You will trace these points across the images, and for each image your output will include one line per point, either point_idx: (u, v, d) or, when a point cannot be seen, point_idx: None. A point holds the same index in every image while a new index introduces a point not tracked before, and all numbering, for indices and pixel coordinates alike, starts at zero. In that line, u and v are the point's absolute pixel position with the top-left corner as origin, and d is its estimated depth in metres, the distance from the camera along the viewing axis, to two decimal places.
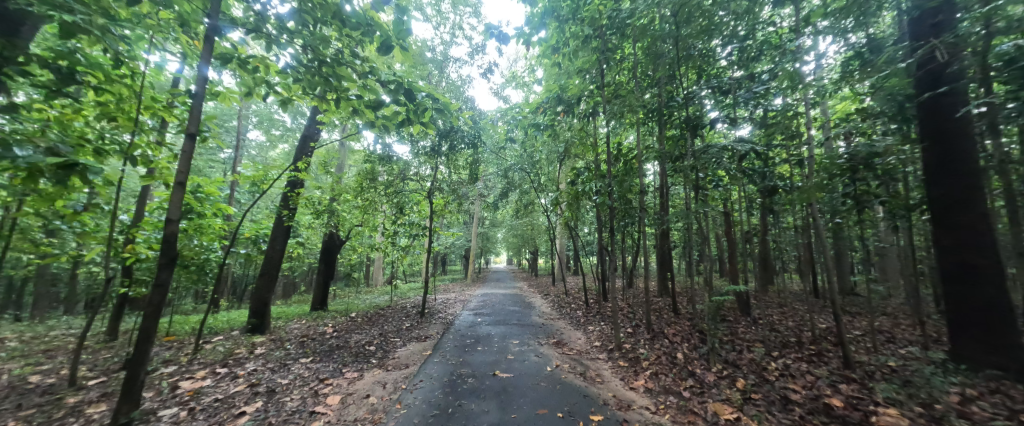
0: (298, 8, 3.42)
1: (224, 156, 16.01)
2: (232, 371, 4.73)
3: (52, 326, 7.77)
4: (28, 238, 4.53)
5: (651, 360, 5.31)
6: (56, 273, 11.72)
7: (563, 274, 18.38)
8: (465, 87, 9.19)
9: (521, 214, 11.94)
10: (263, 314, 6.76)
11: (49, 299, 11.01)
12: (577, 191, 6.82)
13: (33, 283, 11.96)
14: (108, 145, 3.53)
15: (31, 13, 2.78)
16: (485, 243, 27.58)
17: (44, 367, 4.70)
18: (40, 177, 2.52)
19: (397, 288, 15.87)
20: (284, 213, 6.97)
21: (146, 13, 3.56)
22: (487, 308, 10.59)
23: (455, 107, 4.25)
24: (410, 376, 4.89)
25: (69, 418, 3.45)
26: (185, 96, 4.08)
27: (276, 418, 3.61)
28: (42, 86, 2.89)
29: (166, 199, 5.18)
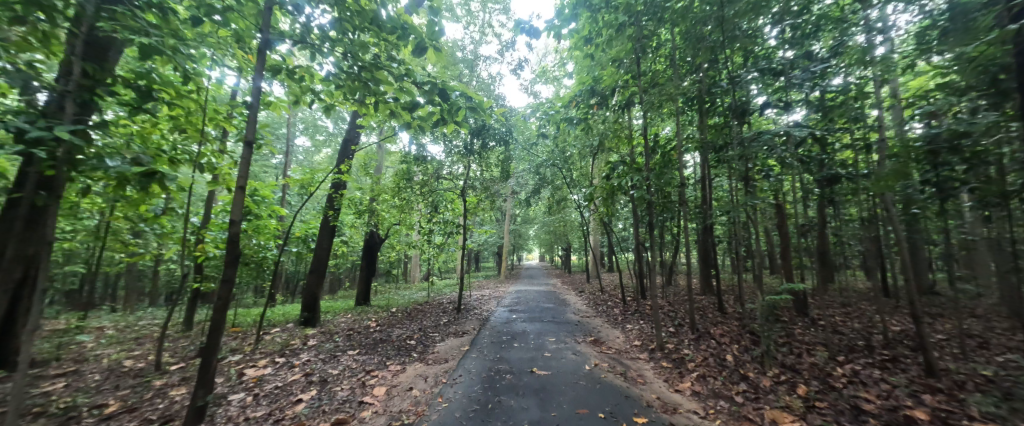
0: (339, 17, 3.61)
1: (276, 162, 17.26)
2: (289, 361, 5.09)
3: (140, 316, 8.80)
4: (119, 238, 5.14)
5: (698, 363, 5.06)
6: (142, 271, 13.26)
7: (598, 271, 18.03)
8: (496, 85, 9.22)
9: (553, 210, 11.84)
10: (314, 308, 7.21)
11: (136, 293, 12.47)
12: (612, 185, 6.61)
13: (124, 279, 13.62)
14: (181, 155, 3.91)
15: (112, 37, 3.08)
16: (517, 240, 27.65)
17: (135, 352, 5.33)
18: (127, 186, 2.83)
19: (435, 285, 16.38)
20: (329, 214, 7.38)
21: (208, 32, 3.88)
22: (521, 305, 10.63)
23: (488, 105, 4.23)
24: (450, 371, 5.01)
25: (157, 398, 3.91)
26: (242, 108, 4.43)
27: (329, 406, 3.84)
28: (128, 104, 3.25)
29: (228, 202, 5.66)
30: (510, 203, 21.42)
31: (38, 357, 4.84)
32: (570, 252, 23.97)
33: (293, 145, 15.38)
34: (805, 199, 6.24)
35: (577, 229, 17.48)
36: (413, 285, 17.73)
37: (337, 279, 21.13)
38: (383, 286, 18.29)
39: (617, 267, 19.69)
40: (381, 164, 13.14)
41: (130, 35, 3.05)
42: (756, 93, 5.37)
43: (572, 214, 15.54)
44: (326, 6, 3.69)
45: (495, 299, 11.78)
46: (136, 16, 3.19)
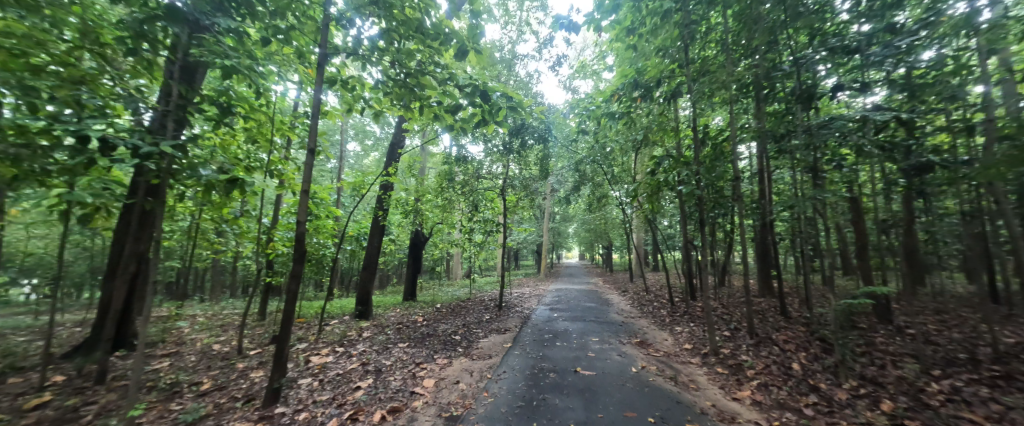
0: (386, 28, 3.83)
1: (330, 166, 18.56)
2: (347, 350, 5.51)
3: (222, 306, 9.95)
4: (206, 237, 5.84)
5: (758, 370, 4.71)
6: (223, 267, 14.96)
7: (642, 271, 17.36)
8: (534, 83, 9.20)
9: (594, 207, 11.58)
10: (367, 302, 7.70)
11: (218, 285, 14.07)
12: (657, 181, 6.18)
13: (208, 273, 15.44)
14: (255, 163, 4.37)
15: (202, 62, 3.53)
16: (556, 238, 27.46)
17: (222, 338, 6.06)
18: (216, 192, 3.25)
19: (476, 282, 16.77)
20: (379, 214, 7.84)
21: (275, 50, 4.30)
22: (563, 303, 10.54)
23: (528, 104, 4.25)
24: (494, 367, 5.12)
25: (241, 379, 4.42)
26: (303, 118, 4.85)
27: (384, 395, 4.10)
28: (214, 120, 3.70)
29: (293, 204, 6.22)
30: (549, 201, 21.31)
31: (148, 339, 5.68)
32: (612, 250, 23.34)
33: (345, 150, 16.52)
34: (886, 191, 5.53)
35: (618, 226, 17.00)
36: (455, 282, 18.30)
37: (385, 275, 22.34)
38: (427, 283, 19.03)
39: (662, 267, 18.83)
40: (423, 166, 13.66)
41: (216, 59, 3.48)
42: (825, 74, 4.85)
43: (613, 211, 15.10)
44: (375, 19, 3.94)
45: (536, 298, 11.78)
46: (218, 41, 3.62)
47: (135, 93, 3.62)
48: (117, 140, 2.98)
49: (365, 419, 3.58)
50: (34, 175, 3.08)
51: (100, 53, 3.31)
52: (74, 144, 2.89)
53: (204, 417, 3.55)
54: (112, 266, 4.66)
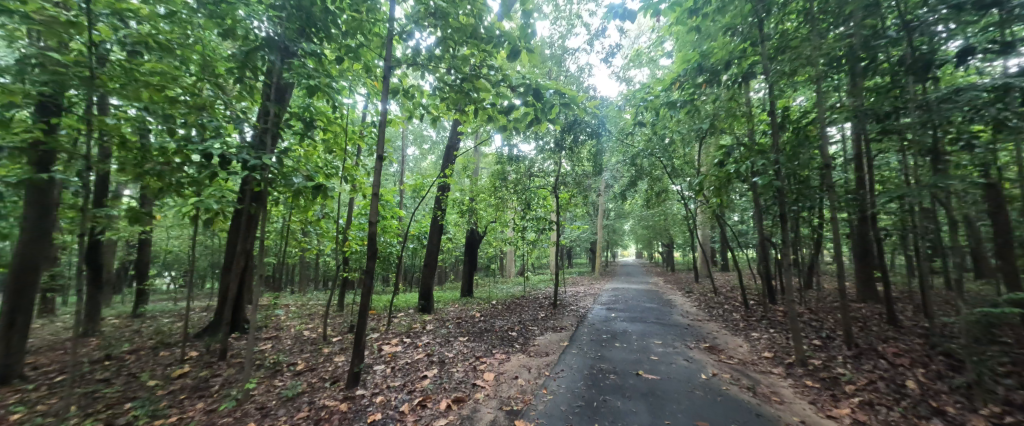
0: (443, 36, 4.06)
1: (393, 170, 19.88)
2: (414, 342, 5.93)
3: (307, 298, 11.27)
4: (294, 237, 6.67)
5: (860, 387, 4.08)
6: (307, 262, 16.89)
7: (709, 271, 16.02)
8: (585, 77, 8.96)
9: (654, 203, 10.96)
10: (429, 297, 8.17)
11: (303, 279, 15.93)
12: (727, 173, 5.70)
13: (295, 268, 17.55)
14: (333, 171, 4.89)
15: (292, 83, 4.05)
16: (612, 236, 26.52)
17: (310, 326, 6.89)
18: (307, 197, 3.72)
19: (530, 280, 16.86)
20: (437, 214, 8.27)
21: (347, 68, 4.77)
22: (621, 303, 10.14)
23: (582, 99, 4.15)
24: (551, 364, 5.13)
25: (328, 362, 5.01)
26: (370, 127, 5.31)
27: (448, 385, 4.35)
28: (300, 134, 4.23)
29: (363, 206, 6.83)
30: (604, 198, 20.66)
31: (255, 324, 6.67)
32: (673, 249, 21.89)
33: (406, 155, 17.72)
34: None
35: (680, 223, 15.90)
36: (509, 279, 18.58)
37: (444, 272, 23.40)
38: (483, 280, 19.57)
39: (732, 267, 17.24)
40: (477, 166, 14.10)
41: (302, 80, 3.97)
42: (946, 37, 4.02)
43: (674, 206, 14.15)
44: (432, 29, 4.20)
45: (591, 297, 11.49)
46: (304, 64, 4.12)
47: (241, 114, 4.27)
48: (233, 156, 3.56)
49: (433, 406, 3.83)
50: (174, 187, 3.80)
51: (216, 83, 3.96)
52: (201, 160, 3.50)
53: (301, 393, 4.09)
54: (227, 262, 5.55)
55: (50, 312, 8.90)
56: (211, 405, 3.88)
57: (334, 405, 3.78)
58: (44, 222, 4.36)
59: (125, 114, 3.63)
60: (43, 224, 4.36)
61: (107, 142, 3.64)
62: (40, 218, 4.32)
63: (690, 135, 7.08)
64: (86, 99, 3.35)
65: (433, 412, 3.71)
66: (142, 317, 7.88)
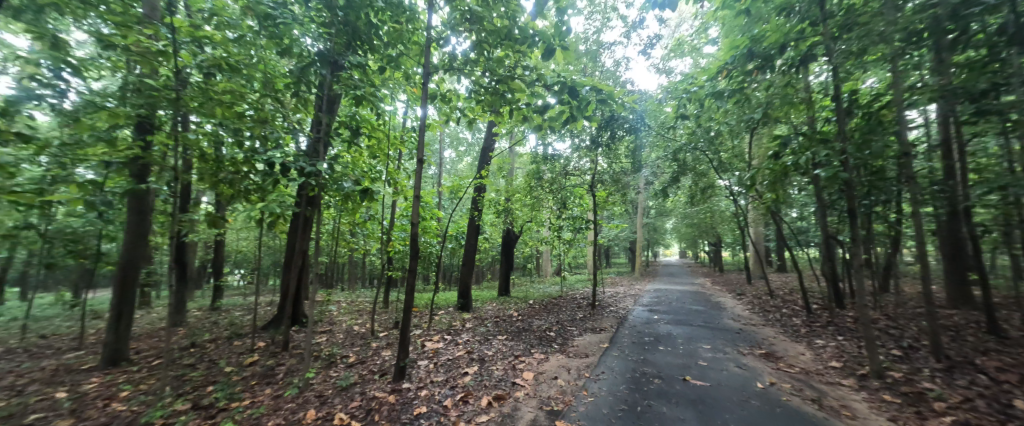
0: (478, 40, 4.15)
1: (432, 172, 20.53)
2: (454, 339, 6.11)
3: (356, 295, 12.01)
4: (343, 238, 7.13)
5: (953, 405, 3.57)
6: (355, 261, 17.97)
7: (763, 272, 14.88)
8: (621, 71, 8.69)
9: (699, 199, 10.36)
10: (468, 296, 8.35)
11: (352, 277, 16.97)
12: (783, 166, 5.17)
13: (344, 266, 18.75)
14: (377, 175, 5.16)
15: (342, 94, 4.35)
16: (654, 235, 25.52)
17: (359, 321, 7.34)
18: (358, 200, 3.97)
19: (567, 280, 16.69)
20: (475, 214, 8.44)
21: (389, 76, 5.02)
22: (664, 304, 9.71)
23: (620, 94, 4.03)
24: (592, 366, 5.04)
25: (376, 356, 5.30)
26: (411, 132, 5.54)
27: (489, 382, 4.43)
28: (348, 141, 4.52)
29: (406, 208, 7.15)
30: (644, 195, 19.93)
31: (312, 319, 7.22)
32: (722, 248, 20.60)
33: (444, 157, 18.26)
34: None
35: (729, 220, 14.91)
36: (546, 279, 18.49)
37: (481, 271, 23.78)
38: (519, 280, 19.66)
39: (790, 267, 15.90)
40: (512, 166, 14.21)
41: (351, 91, 4.25)
42: None
43: (722, 203, 13.30)
44: (467, 34, 4.30)
45: (632, 298, 11.12)
46: (351, 76, 4.40)
47: (297, 125, 4.65)
48: (291, 165, 3.89)
49: (474, 402, 3.93)
50: (243, 193, 4.22)
51: (276, 98, 4.36)
52: (265, 169, 3.87)
53: (353, 384, 4.37)
54: (288, 261, 6.07)
55: (147, 304, 10.25)
56: (277, 391, 4.27)
57: (383, 396, 4.00)
58: (142, 226, 5.03)
59: (203, 129, 4.10)
60: (142, 228, 5.04)
61: (189, 154, 4.13)
62: (139, 222, 4.99)
63: (740, 126, 6.61)
64: (173, 117, 3.83)
65: (475, 408, 3.80)
66: (219, 310, 8.84)
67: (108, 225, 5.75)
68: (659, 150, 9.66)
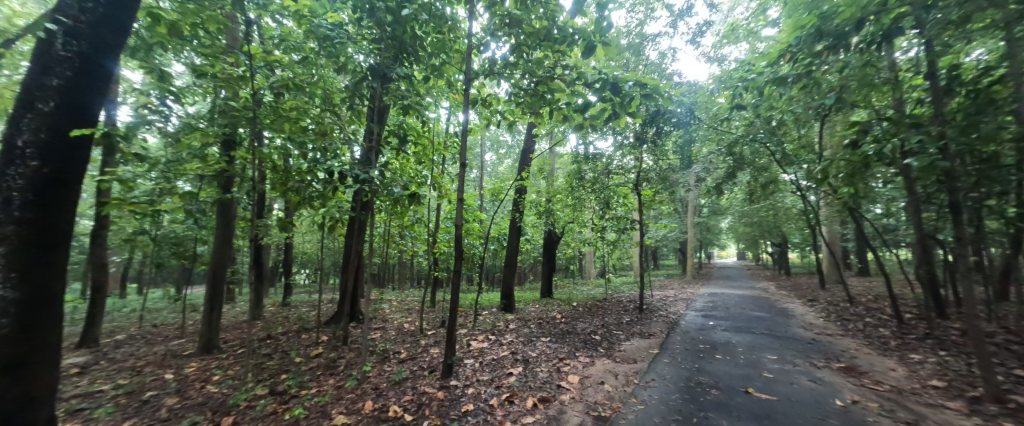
0: (518, 43, 4.19)
1: (474, 175, 21.02)
2: (498, 339, 6.19)
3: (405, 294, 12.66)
4: (394, 240, 7.55)
5: None
6: (404, 262, 18.97)
7: (840, 275, 13.28)
8: (667, 63, 8.26)
9: (759, 196, 9.51)
10: (511, 297, 8.41)
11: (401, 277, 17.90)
12: (862, 155, 4.57)
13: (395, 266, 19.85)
14: (423, 179, 5.40)
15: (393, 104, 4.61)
16: (707, 235, 23.93)
17: (409, 319, 7.72)
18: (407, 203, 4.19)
19: (612, 282, 16.20)
20: (516, 216, 8.51)
21: (433, 85, 5.23)
22: (721, 310, 9.04)
23: (666, 88, 3.84)
24: (641, 372, 4.84)
25: (425, 353, 5.55)
26: (453, 138, 5.72)
27: (533, 383, 4.44)
28: (396, 148, 4.79)
29: (450, 211, 7.40)
30: (695, 193, 18.74)
31: (367, 316, 7.74)
32: (787, 249, 18.76)
33: (485, 160, 18.60)
34: None
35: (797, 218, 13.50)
36: (590, 281, 18.05)
37: (524, 272, 23.84)
38: (563, 281, 19.41)
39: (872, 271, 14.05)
40: (553, 167, 14.12)
41: (399, 101, 4.50)
42: None
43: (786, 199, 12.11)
44: (507, 38, 4.36)
45: (683, 302, 10.49)
46: (399, 87, 4.65)
47: (351, 136, 5.03)
48: (348, 173, 4.22)
49: (519, 403, 3.96)
50: (307, 199, 4.65)
51: (334, 112, 4.75)
52: (326, 177, 4.23)
53: (405, 378, 4.61)
54: (346, 261, 6.56)
55: (232, 299, 11.63)
56: (339, 382, 4.63)
57: (432, 392, 4.17)
58: (228, 231, 5.73)
59: (274, 144, 4.58)
60: (228, 232, 5.74)
61: (263, 167, 4.64)
62: (225, 227, 5.69)
63: (807, 113, 5.97)
64: (250, 134, 4.34)
65: (520, 409, 3.83)
66: (289, 306, 9.78)
67: (202, 230, 6.63)
68: (711, 144, 9.03)
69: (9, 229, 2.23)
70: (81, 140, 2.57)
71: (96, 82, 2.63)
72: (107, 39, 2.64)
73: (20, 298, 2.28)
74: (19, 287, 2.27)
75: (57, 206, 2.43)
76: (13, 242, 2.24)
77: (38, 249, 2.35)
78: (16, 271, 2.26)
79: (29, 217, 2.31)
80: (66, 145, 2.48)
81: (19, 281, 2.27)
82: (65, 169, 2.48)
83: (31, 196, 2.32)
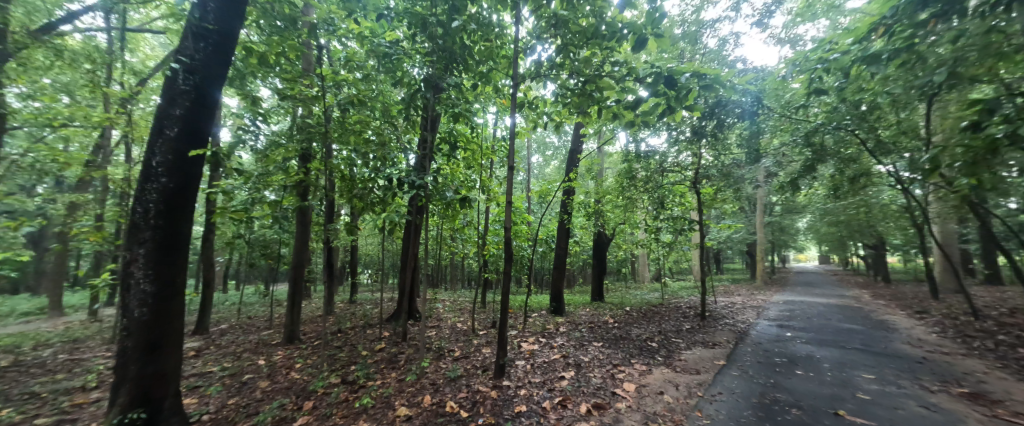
0: (565, 43, 4.12)
1: (520, 178, 21.20)
2: (549, 342, 6.15)
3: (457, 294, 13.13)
4: (446, 242, 7.86)
5: None
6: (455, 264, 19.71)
7: (959, 283, 11.13)
8: (728, 50, 7.62)
9: (846, 191, 8.33)
10: (561, 300, 8.31)
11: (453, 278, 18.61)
12: (989, 138, 3.77)
13: (447, 268, 20.68)
14: (473, 183, 5.56)
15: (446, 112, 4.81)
16: (781, 236, 21.55)
17: (462, 318, 7.99)
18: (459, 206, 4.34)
19: (669, 287, 15.26)
20: (564, 217, 8.40)
21: (482, 91, 5.36)
22: (801, 320, 8.04)
23: (729, 76, 3.53)
24: (705, 384, 4.49)
25: (477, 352, 5.69)
26: (501, 142, 5.82)
27: (587, 389, 4.33)
28: (447, 154, 4.98)
29: (498, 213, 7.55)
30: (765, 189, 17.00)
31: (424, 315, 8.16)
32: (884, 251, 16.19)
33: (531, 163, 18.65)
34: None
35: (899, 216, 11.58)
36: (644, 285, 17.17)
37: (573, 275, 23.46)
38: (614, 285, 18.72)
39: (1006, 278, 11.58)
40: (602, 167, 13.74)
41: (450, 109, 4.69)
42: None
43: (882, 194, 10.45)
44: (552, 39, 4.34)
45: (754, 309, 9.51)
46: (450, 95, 4.84)
47: (407, 145, 5.34)
48: (405, 179, 4.49)
49: (573, 408, 3.88)
50: (369, 205, 5.02)
51: (391, 123, 5.08)
52: (386, 184, 4.54)
53: (460, 376, 4.78)
54: (404, 263, 6.97)
55: (309, 296, 12.96)
56: (400, 376, 4.93)
57: (486, 391, 4.27)
58: (305, 234, 6.40)
59: (342, 155, 5.02)
60: (305, 235, 6.41)
61: (332, 176, 5.13)
62: (303, 231, 6.36)
63: (909, 93, 5.09)
64: (322, 148, 4.82)
65: (574, 414, 3.75)
66: (355, 303, 10.63)
67: (285, 234, 7.49)
68: (784, 135, 8.11)
69: (148, 234, 2.88)
70: (197, 159, 3.11)
71: (208, 109, 3.15)
72: (214, 72, 3.14)
73: (154, 290, 2.92)
74: (154, 281, 2.91)
75: (179, 215, 3.00)
76: (149, 245, 2.89)
77: (166, 250, 2.95)
78: (151, 268, 2.90)
79: (160, 225, 2.91)
80: (186, 164, 3.02)
81: (153, 277, 2.90)
82: (186, 184, 3.03)
83: (162, 206, 2.93)
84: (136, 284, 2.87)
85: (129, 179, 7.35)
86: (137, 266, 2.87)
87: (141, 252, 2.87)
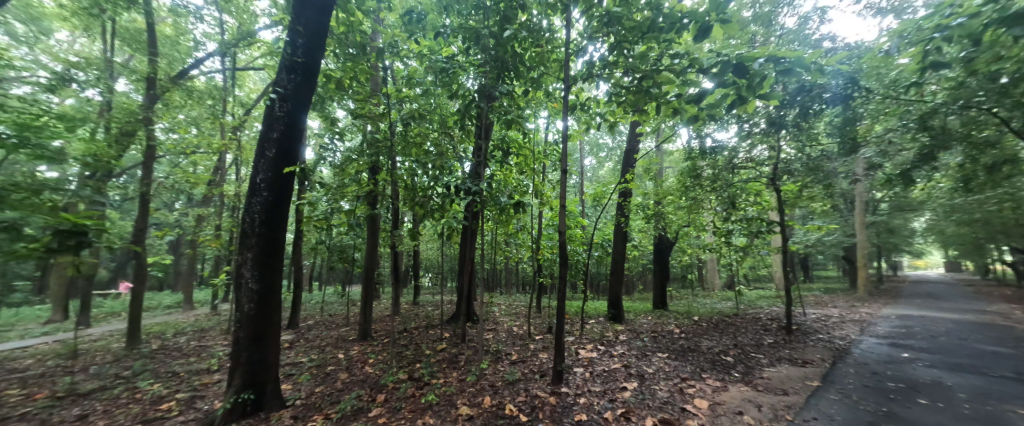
0: (617, 40, 3.97)
1: (574, 181, 20.88)
2: (608, 350, 5.89)
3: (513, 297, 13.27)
4: (501, 247, 7.99)
5: None
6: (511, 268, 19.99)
7: None
8: (811, 28, 6.74)
9: (981, 184, 6.80)
10: (620, 307, 7.93)
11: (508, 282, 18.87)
12: None
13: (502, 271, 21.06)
14: (526, 187, 5.58)
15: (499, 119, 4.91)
16: (890, 239, 18.31)
17: (518, 322, 8.03)
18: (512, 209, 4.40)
19: (744, 296, 13.77)
20: (622, 220, 8.05)
21: (534, 96, 5.37)
22: (922, 338, 6.69)
23: (811, 57, 3.10)
24: (795, 407, 3.93)
25: (534, 357, 5.66)
26: (553, 145, 5.77)
27: (652, 402, 4.05)
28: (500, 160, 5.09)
29: (552, 217, 7.49)
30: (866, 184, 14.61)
31: (481, 318, 8.35)
32: None
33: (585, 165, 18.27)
34: None
35: None
36: (716, 293, 15.68)
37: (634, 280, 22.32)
38: (680, 293, 17.42)
39: None
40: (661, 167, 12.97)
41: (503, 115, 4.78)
42: None
43: None
44: (604, 37, 4.20)
45: (855, 324, 8.14)
46: (503, 103, 4.93)
47: (463, 153, 5.56)
48: (461, 185, 4.67)
49: (638, 421, 3.66)
50: (428, 211, 5.30)
51: (448, 133, 5.33)
52: (444, 191, 4.77)
53: (518, 379, 4.79)
54: (462, 266, 7.23)
55: (379, 296, 14.06)
56: (461, 376, 5.08)
57: (544, 396, 4.21)
58: (374, 239, 6.96)
59: (404, 166, 5.39)
60: (374, 240, 6.96)
61: (396, 186, 5.52)
62: (372, 236, 6.92)
63: None
64: (387, 159, 5.23)
65: None
66: (418, 304, 11.27)
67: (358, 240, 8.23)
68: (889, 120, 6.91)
69: (254, 240, 3.37)
70: (290, 176, 3.56)
71: (298, 132, 3.59)
72: (303, 99, 3.58)
73: (259, 289, 3.39)
74: (258, 280, 3.39)
75: (277, 223, 3.46)
76: (255, 249, 3.37)
77: (267, 254, 3.42)
78: (257, 269, 3.38)
79: (262, 232, 3.39)
80: (282, 179, 3.48)
81: (258, 276, 3.38)
82: (282, 197, 3.49)
83: (263, 217, 3.40)
84: (245, 283, 3.36)
85: (239, 194, 8.69)
86: (246, 267, 3.36)
87: (249, 256, 3.36)
